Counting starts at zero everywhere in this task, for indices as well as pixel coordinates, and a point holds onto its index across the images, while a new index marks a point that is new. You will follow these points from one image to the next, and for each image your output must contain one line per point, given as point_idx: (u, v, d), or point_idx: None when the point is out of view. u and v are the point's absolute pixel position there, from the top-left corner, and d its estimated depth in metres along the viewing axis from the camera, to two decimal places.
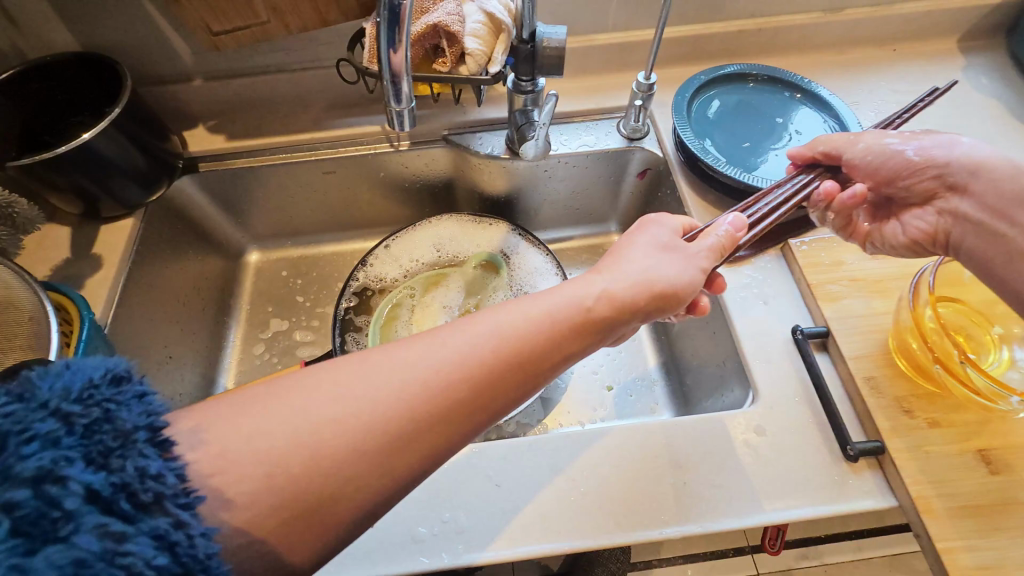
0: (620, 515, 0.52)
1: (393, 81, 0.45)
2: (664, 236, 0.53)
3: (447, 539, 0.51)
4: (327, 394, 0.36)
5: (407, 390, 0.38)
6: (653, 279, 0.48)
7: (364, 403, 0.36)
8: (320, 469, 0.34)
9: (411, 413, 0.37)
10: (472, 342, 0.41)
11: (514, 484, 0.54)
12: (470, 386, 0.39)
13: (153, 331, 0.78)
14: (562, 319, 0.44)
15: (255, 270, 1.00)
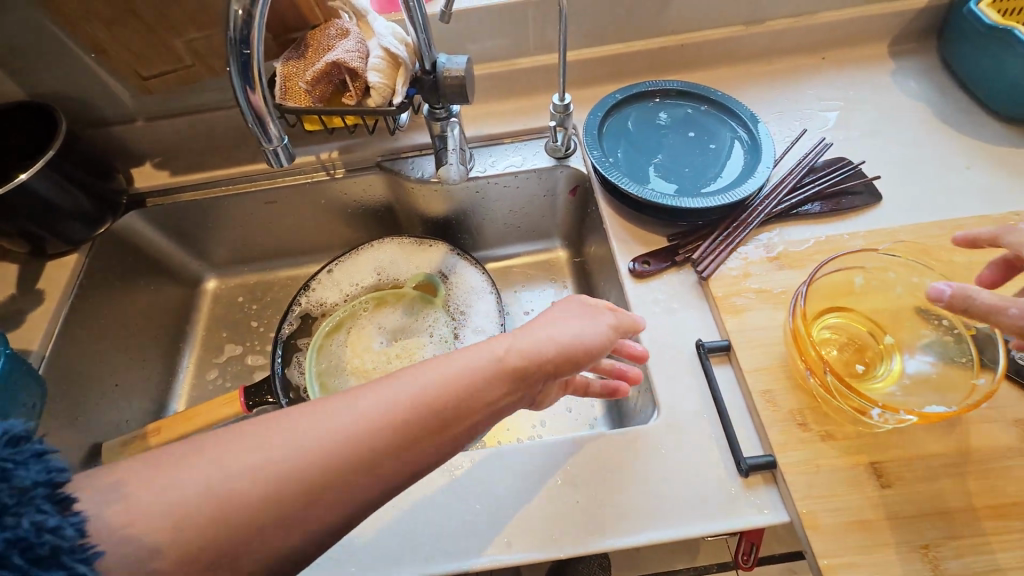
0: (511, 535, 0.52)
1: (260, 123, 0.48)
2: (580, 303, 0.54)
3: (338, 562, 0.51)
4: (251, 448, 0.37)
5: (321, 447, 0.38)
6: (564, 340, 0.49)
7: (281, 458, 0.37)
8: (250, 516, 0.35)
9: (330, 466, 0.38)
10: (391, 393, 0.41)
11: (409, 505, 0.54)
12: (391, 438, 0.40)
13: (97, 360, 0.81)
14: (485, 374, 0.44)
15: (212, 296, 1.04)
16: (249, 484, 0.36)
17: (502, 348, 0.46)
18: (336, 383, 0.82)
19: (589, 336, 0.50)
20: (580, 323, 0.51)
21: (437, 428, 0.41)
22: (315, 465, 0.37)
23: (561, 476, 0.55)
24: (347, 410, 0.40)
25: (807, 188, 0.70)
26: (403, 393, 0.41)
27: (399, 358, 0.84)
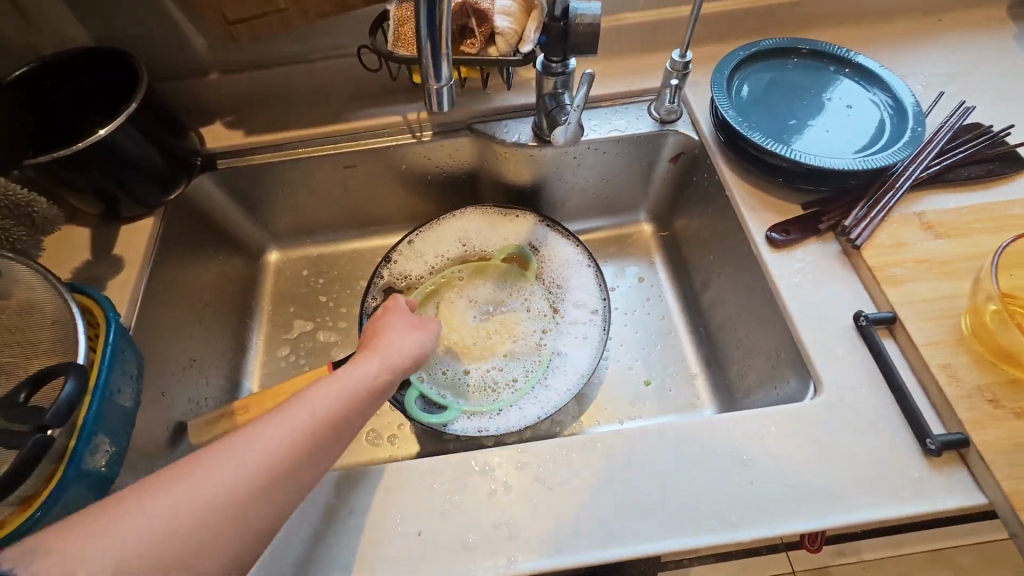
0: (681, 518, 0.49)
1: (434, 63, 0.48)
2: (407, 318, 0.55)
3: (499, 545, 0.48)
4: (182, 496, 0.36)
5: (257, 456, 0.40)
6: (381, 359, 0.49)
7: (218, 495, 0.37)
8: (203, 522, 0.36)
9: (261, 475, 0.39)
10: (285, 419, 0.42)
11: (565, 486, 0.51)
12: (303, 458, 0.41)
13: (178, 333, 0.75)
14: (356, 395, 0.46)
15: (275, 270, 0.98)
16: (200, 515, 0.36)
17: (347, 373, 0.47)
18: (431, 358, 0.78)
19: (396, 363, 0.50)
20: (403, 341, 0.52)
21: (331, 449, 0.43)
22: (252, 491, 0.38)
23: (725, 456, 0.52)
24: (239, 441, 0.40)
25: (955, 153, 0.66)
26: (300, 417, 0.42)
27: (497, 333, 0.81)
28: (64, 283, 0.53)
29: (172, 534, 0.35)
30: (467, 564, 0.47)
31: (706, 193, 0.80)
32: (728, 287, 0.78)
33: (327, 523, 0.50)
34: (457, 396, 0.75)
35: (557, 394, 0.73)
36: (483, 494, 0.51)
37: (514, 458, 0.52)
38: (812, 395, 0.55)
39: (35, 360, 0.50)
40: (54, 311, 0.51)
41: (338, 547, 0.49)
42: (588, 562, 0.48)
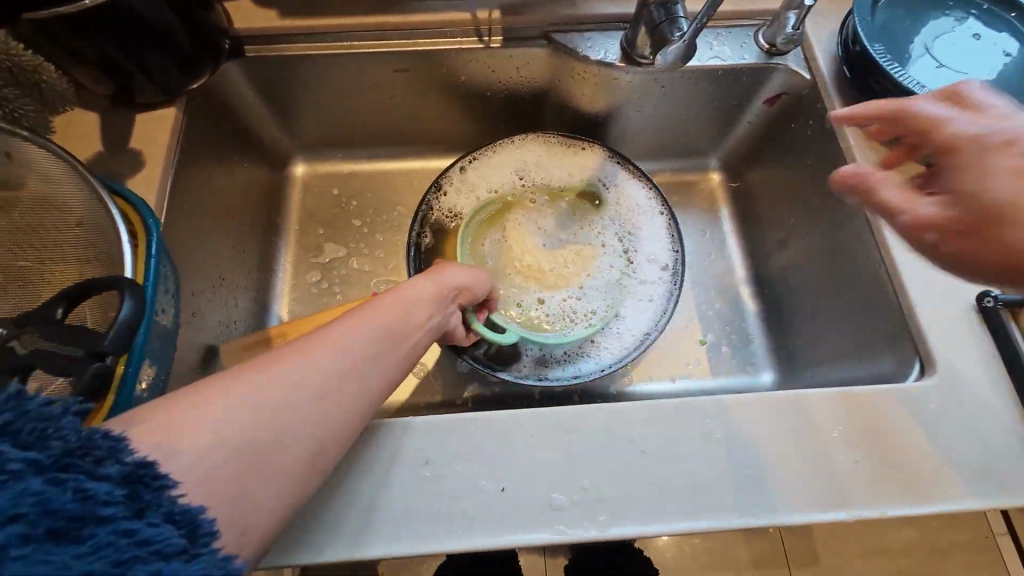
0: (781, 494, 0.46)
1: None
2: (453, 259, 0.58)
3: (590, 508, 0.45)
4: (291, 373, 0.36)
5: (328, 361, 0.38)
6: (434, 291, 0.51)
7: (323, 373, 0.37)
8: (273, 420, 0.35)
9: (334, 380, 0.38)
10: (378, 321, 0.43)
11: (662, 451, 0.47)
12: (377, 356, 0.41)
13: (207, 246, 0.66)
14: (420, 307, 0.48)
15: (301, 184, 0.87)
16: (306, 390, 0.36)
17: (418, 287, 0.50)
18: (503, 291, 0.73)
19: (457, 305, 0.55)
20: (460, 272, 0.56)
21: (413, 347, 0.45)
22: (352, 376, 0.39)
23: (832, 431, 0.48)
24: (340, 330, 0.40)
25: None
26: (384, 317, 0.44)
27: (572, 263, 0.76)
28: (98, 178, 0.44)
29: (281, 406, 0.35)
30: (554, 523, 0.44)
31: (804, 143, 0.71)
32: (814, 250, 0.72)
33: (402, 470, 0.46)
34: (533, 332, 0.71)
35: (624, 347, 0.70)
36: (571, 452, 0.47)
37: (604, 417, 0.48)
38: (918, 374, 0.52)
39: (59, 266, 0.44)
40: (77, 211, 0.44)
41: (416, 498, 0.45)
42: (683, 530, 0.45)
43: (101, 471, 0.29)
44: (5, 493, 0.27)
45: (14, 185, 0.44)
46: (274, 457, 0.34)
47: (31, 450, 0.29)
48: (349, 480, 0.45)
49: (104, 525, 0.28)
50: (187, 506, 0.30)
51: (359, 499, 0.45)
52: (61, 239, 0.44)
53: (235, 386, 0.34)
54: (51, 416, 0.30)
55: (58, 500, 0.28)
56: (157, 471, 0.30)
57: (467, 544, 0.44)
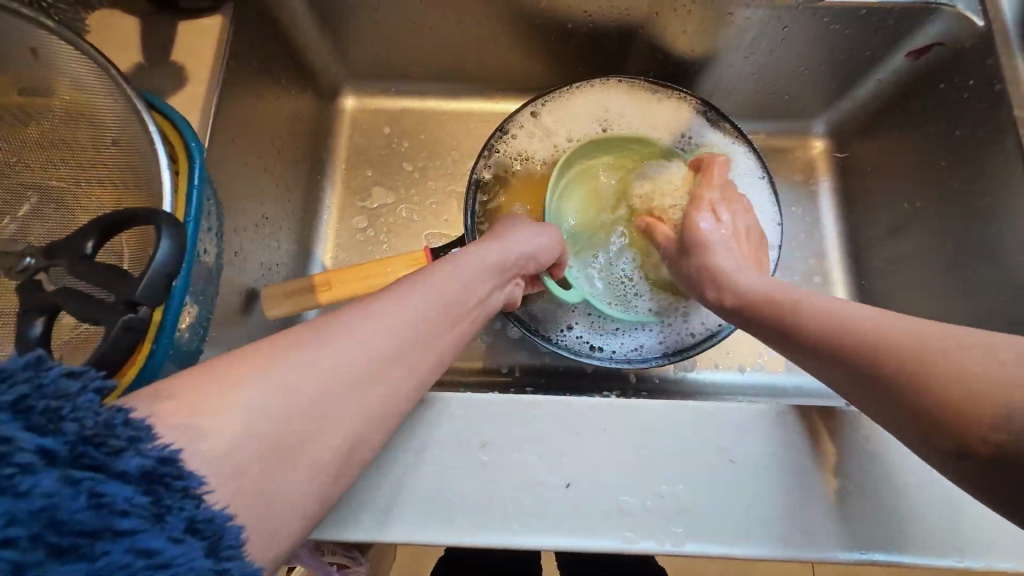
0: (890, 528, 0.40)
1: None
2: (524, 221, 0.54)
3: (665, 520, 0.39)
4: (330, 354, 0.33)
5: (386, 338, 0.36)
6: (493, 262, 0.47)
7: (364, 356, 0.35)
8: (320, 405, 0.32)
9: (391, 357, 0.36)
10: (426, 296, 0.40)
11: (755, 465, 0.41)
12: (433, 331, 0.39)
13: (251, 180, 0.61)
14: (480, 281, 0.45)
15: (349, 119, 0.80)
16: (348, 373, 0.34)
17: (475, 257, 0.46)
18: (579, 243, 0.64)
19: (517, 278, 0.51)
20: (527, 238, 0.51)
21: (462, 326, 0.42)
22: (396, 359, 0.36)
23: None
24: (383, 305, 0.37)
25: None
26: (432, 291, 0.40)
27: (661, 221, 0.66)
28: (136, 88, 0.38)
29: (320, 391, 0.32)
30: (623, 530, 0.39)
31: (960, 104, 0.60)
32: (947, 236, 0.63)
33: (456, 452, 0.41)
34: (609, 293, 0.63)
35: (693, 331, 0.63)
36: (647, 452, 0.41)
37: (688, 417, 0.42)
38: None
39: (92, 188, 0.40)
40: (112, 128, 0.38)
41: (469, 484, 0.40)
42: (769, 557, 0.39)
43: (120, 469, 0.26)
44: (8, 494, 0.24)
45: (46, 90, 0.38)
46: (314, 448, 0.32)
47: (45, 435, 0.26)
48: (396, 457, 0.41)
49: (121, 539, 0.25)
50: (212, 513, 0.28)
51: (407, 478, 0.40)
52: (93, 159, 0.39)
53: (273, 366, 0.32)
54: (68, 392, 0.27)
55: (70, 508, 0.24)
56: (180, 471, 0.28)
57: (522, 541, 0.39)
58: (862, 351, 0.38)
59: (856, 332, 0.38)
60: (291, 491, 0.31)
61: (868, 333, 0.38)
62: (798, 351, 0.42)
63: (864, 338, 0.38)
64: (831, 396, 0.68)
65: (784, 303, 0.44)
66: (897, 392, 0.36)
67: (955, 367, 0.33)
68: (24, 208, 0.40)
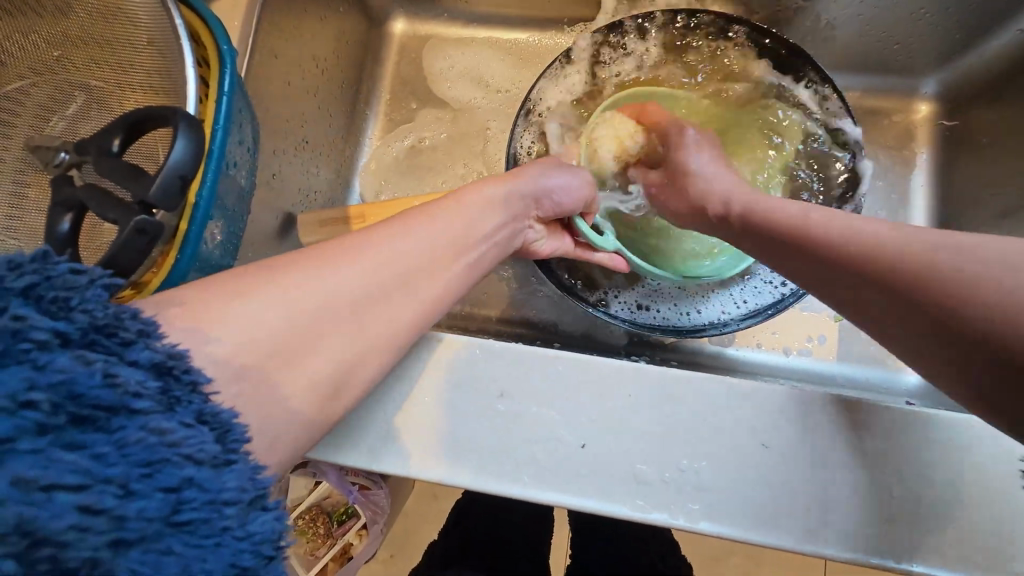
0: (939, 539, 0.36)
1: None
2: (553, 161, 0.50)
3: (680, 493, 0.37)
4: (336, 275, 0.33)
5: (390, 261, 0.35)
6: (504, 196, 0.43)
7: (371, 278, 0.34)
8: (322, 322, 0.32)
9: (396, 278, 0.35)
10: (440, 229, 0.38)
11: (789, 451, 0.38)
12: (439, 260, 0.37)
13: (292, 99, 0.59)
14: (488, 213, 0.42)
15: (398, 45, 0.75)
16: (356, 292, 0.33)
17: (494, 187, 0.43)
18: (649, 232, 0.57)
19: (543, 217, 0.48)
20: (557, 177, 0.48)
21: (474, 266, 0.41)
22: (407, 286, 0.35)
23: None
24: (398, 238, 0.36)
25: None
26: (449, 225, 0.39)
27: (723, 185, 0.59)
28: None
29: (325, 306, 0.32)
30: (636, 498, 0.38)
31: None
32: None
33: (470, 398, 0.40)
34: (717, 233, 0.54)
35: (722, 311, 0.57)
36: (672, 423, 0.39)
37: (724, 392, 0.39)
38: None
39: (128, 91, 0.39)
40: (146, 26, 0.37)
41: (480, 429, 0.40)
42: (793, 548, 0.36)
43: (130, 356, 0.26)
44: (27, 366, 0.23)
45: None
46: (320, 358, 0.32)
47: (57, 320, 0.25)
48: (410, 393, 0.40)
49: (134, 418, 0.25)
50: (220, 408, 0.27)
51: (417, 414, 0.40)
52: (130, 59, 0.38)
53: (279, 283, 0.31)
54: (77, 286, 0.26)
55: (85, 384, 0.24)
56: (188, 365, 0.27)
57: (530, 494, 0.38)
58: (834, 246, 0.36)
59: (836, 240, 0.36)
60: (291, 406, 0.31)
61: (851, 234, 0.35)
62: (804, 267, 0.38)
63: (832, 238, 0.36)
64: (884, 390, 0.63)
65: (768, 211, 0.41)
66: (898, 294, 0.32)
67: (984, 295, 0.29)
68: (72, 107, 0.39)
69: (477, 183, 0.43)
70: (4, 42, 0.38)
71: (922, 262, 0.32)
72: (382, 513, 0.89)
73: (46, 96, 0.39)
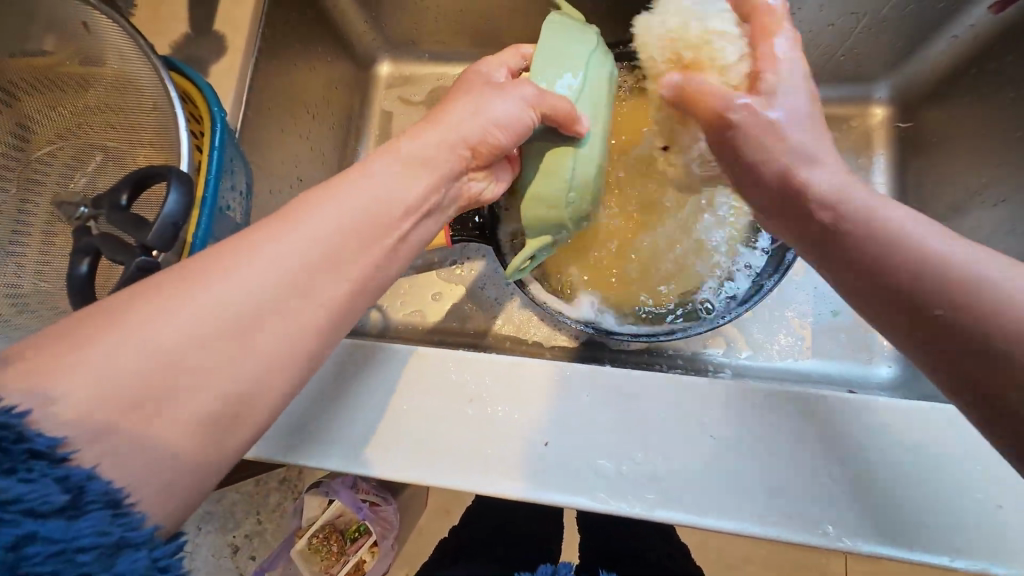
0: (877, 517, 0.38)
1: None
2: (482, 90, 0.42)
3: (637, 485, 0.40)
4: (203, 290, 0.30)
5: (271, 265, 0.31)
6: (424, 152, 0.39)
7: (233, 292, 0.30)
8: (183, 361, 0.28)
9: (266, 281, 0.31)
10: (338, 204, 0.34)
11: (735, 440, 0.41)
12: (332, 236, 0.33)
13: (283, 141, 0.65)
14: (406, 183, 0.37)
15: (385, 85, 0.80)
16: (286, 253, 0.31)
17: (408, 146, 0.38)
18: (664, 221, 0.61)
19: (493, 112, 0.40)
20: (502, 102, 0.40)
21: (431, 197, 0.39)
22: (275, 288, 0.31)
23: (953, 459, 0.39)
24: (347, 197, 0.34)
25: None
26: (361, 198, 0.35)
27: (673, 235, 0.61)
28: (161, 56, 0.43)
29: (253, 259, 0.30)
30: (598, 491, 0.41)
31: None
32: None
33: (447, 405, 0.44)
34: (557, 72, 0.41)
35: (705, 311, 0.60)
36: (628, 420, 0.42)
37: (676, 390, 0.43)
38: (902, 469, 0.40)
39: (138, 150, 0.45)
40: (150, 93, 0.43)
41: (455, 430, 0.43)
42: (739, 531, 0.39)
43: None
44: None
45: (100, 60, 0.44)
46: (253, 348, 0.31)
47: None
48: (390, 403, 0.45)
49: None
50: None
51: (396, 421, 0.44)
52: (138, 120, 0.44)
53: (226, 259, 0.31)
54: None
55: None
56: None
57: (499, 490, 0.41)
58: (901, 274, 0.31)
59: (887, 236, 0.32)
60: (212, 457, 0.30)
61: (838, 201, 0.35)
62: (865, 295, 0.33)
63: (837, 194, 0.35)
64: (858, 384, 0.64)
65: (849, 223, 0.34)
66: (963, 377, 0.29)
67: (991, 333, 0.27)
68: (90, 165, 0.46)
69: (398, 138, 0.39)
70: (32, 113, 0.45)
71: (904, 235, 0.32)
72: (392, 529, 0.92)
73: (68, 157, 0.45)
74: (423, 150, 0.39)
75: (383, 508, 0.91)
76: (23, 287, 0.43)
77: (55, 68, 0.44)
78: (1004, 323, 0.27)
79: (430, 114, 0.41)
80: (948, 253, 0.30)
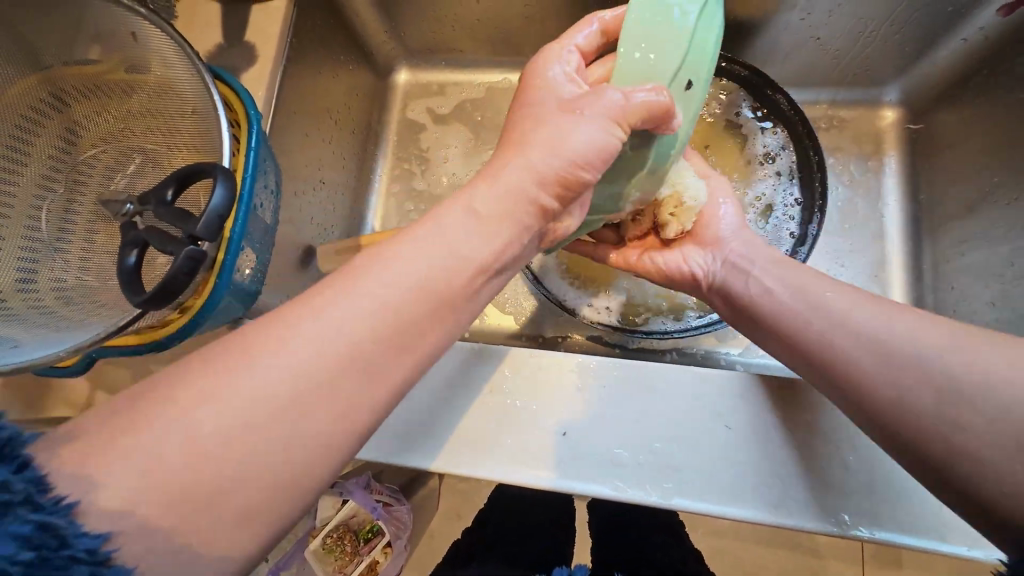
0: (893, 506, 0.39)
1: None
2: (563, 112, 0.39)
3: (656, 475, 0.41)
4: (259, 380, 0.27)
5: (334, 349, 0.28)
6: (494, 212, 0.35)
7: (294, 384, 0.28)
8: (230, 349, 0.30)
9: (324, 370, 0.28)
10: (404, 272, 0.31)
11: (751, 431, 0.42)
12: (402, 315, 0.30)
13: (307, 145, 0.68)
14: (475, 257, 0.33)
15: (403, 92, 0.83)
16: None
17: (472, 204, 0.35)
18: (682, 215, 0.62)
19: (558, 134, 0.38)
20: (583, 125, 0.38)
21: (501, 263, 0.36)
22: (335, 378, 0.28)
23: None
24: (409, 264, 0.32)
25: None
26: (428, 266, 0.31)
27: None
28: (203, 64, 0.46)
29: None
30: (618, 480, 0.41)
31: None
32: None
33: (468, 395, 0.46)
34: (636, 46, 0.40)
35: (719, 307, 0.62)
36: (646, 411, 0.43)
37: (692, 381, 0.44)
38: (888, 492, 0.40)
39: (177, 151, 0.48)
40: (192, 99, 0.45)
41: (477, 420, 0.45)
42: (758, 520, 0.40)
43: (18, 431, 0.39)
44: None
45: (143, 68, 0.46)
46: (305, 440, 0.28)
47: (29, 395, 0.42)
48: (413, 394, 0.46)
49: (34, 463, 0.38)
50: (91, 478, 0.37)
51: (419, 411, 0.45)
52: (180, 124, 0.47)
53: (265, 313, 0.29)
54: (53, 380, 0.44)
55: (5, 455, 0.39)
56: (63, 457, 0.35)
57: (521, 479, 0.43)
58: (855, 361, 0.38)
59: (839, 345, 0.39)
60: None
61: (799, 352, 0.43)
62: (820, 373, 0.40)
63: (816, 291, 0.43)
64: None
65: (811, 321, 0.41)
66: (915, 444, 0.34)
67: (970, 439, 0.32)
68: (131, 167, 0.48)
69: (467, 188, 0.36)
70: (81, 119, 0.48)
71: (941, 375, 0.34)
72: (405, 529, 0.93)
73: (111, 159, 0.48)
74: (510, 178, 0.37)
75: (398, 508, 0.93)
76: (68, 282, 0.45)
77: (100, 76, 0.47)
78: (981, 434, 0.32)
79: (506, 146, 0.39)
80: (897, 334, 0.37)
